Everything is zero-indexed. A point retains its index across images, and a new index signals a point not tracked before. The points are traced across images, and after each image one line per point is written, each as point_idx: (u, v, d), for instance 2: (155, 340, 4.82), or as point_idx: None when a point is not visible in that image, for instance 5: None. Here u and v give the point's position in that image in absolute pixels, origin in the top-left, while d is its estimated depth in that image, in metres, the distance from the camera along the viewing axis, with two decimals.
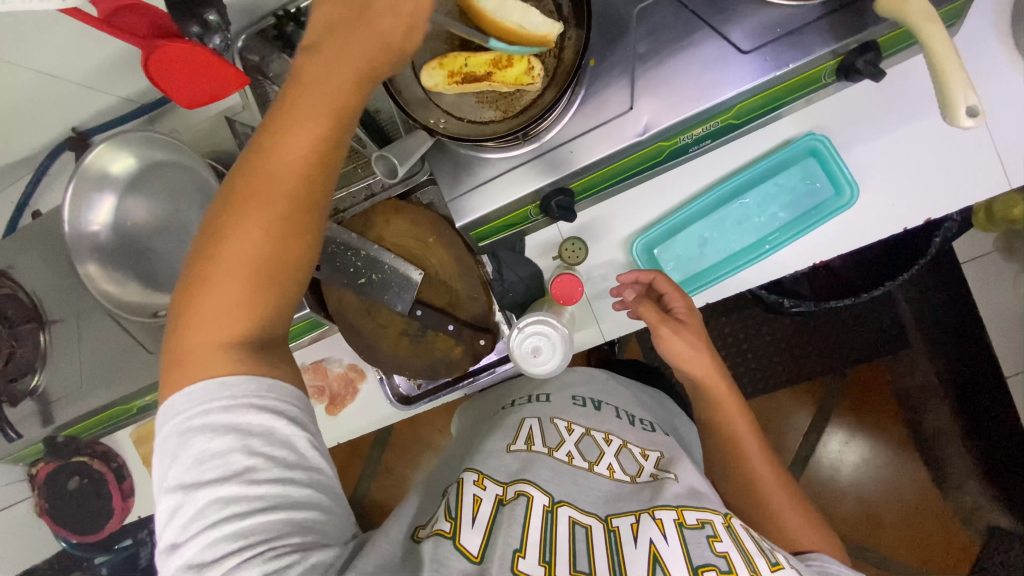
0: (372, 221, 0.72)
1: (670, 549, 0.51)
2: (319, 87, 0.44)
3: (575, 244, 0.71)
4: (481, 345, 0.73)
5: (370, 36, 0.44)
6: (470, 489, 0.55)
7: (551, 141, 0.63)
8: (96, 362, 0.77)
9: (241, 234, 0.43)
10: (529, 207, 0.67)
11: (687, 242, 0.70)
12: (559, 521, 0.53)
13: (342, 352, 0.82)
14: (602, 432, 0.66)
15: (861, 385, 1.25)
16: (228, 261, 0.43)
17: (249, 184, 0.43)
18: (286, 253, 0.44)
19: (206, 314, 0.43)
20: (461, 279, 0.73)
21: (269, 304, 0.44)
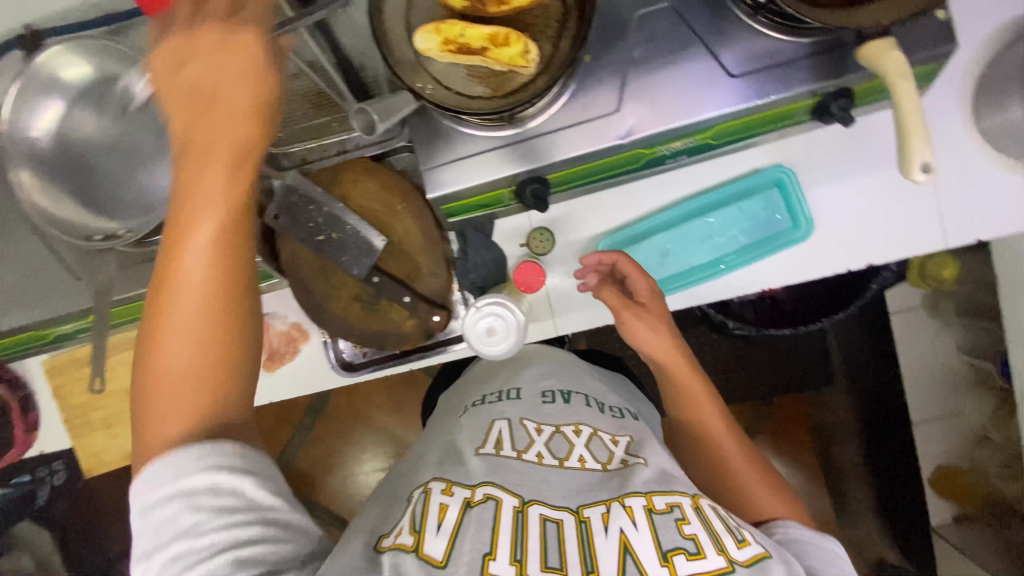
0: (340, 178, 0.70)
1: (639, 538, 0.49)
2: (213, 142, 0.43)
3: (544, 233, 0.72)
4: (435, 322, 0.70)
5: (237, 80, 0.44)
6: (435, 497, 0.52)
7: (535, 129, 0.63)
8: (13, 282, 0.70)
9: (172, 338, 0.42)
10: (503, 190, 0.66)
11: (649, 251, 0.72)
12: (530, 520, 0.50)
13: (288, 308, 0.79)
14: (573, 425, 0.62)
15: (783, 416, 1.32)
16: (164, 375, 0.42)
17: (172, 272, 0.42)
18: (223, 338, 0.43)
19: (155, 416, 0.43)
20: (423, 253, 0.70)
21: (220, 394, 0.44)
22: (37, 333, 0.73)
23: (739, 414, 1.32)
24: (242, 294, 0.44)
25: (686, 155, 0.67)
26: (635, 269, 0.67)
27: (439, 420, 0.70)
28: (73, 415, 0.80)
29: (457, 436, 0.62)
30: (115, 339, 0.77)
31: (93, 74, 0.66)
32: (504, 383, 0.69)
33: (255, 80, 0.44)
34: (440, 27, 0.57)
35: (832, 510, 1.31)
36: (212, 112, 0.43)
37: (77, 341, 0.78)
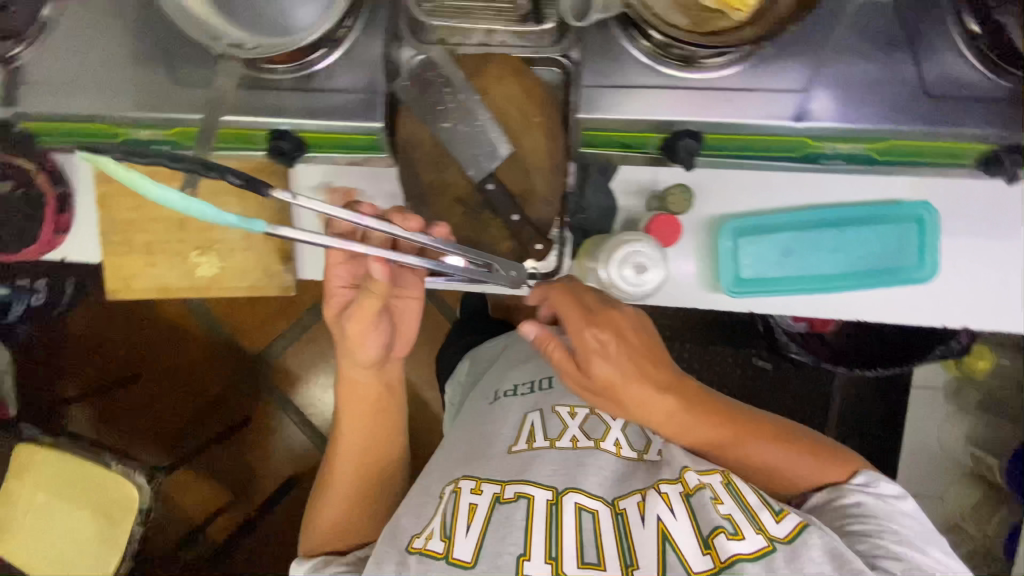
0: (485, 70, 0.64)
1: (677, 525, 0.59)
2: (354, 417, 0.77)
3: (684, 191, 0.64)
4: (535, 250, 0.67)
5: (356, 400, 0.77)
6: (466, 498, 0.65)
7: (711, 82, 0.59)
8: (107, 65, 0.64)
9: (329, 504, 0.76)
10: (654, 136, 0.62)
11: (772, 245, 0.66)
12: (565, 511, 0.62)
13: (378, 191, 0.73)
14: (606, 408, 0.74)
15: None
16: (325, 516, 0.76)
17: (328, 485, 0.77)
18: (370, 467, 0.78)
19: (321, 528, 0.76)
20: (542, 174, 0.65)
21: (370, 496, 0.77)
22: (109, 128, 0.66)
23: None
24: (377, 468, 0.78)
25: (843, 161, 0.64)
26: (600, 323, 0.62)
27: (474, 402, 0.84)
28: (112, 228, 0.73)
29: (499, 425, 0.75)
30: None
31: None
32: (537, 372, 0.81)
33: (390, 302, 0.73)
34: None
35: None
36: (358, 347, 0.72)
37: (145, 154, 0.72)
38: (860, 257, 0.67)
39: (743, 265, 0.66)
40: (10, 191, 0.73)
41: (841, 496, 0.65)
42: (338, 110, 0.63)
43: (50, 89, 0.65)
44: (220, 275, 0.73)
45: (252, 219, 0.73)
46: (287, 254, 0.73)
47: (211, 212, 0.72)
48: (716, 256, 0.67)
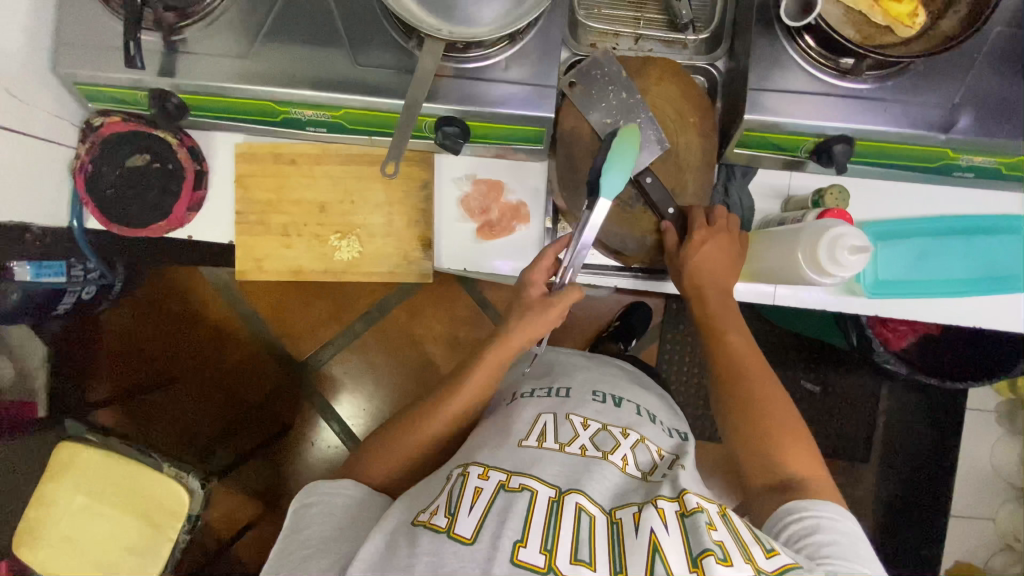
0: (647, 71, 0.68)
1: (670, 540, 0.49)
2: (484, 364, 0.67)
3: (841, 192, 0.65)
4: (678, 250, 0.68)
5: (503, 347, 0.66)
6: (472, 481, 0.55)
7: (866, 93, 0.63)
8: (275, 41, 0.64)
9: (405, 440, 0.65)
10: (808, 140, 0.65)
11: (904, 251, 0.70)
12: (564, 510, 0.52)
13: (518, 183, 0.74)
14: (620, 426, 0.64)
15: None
16: (398, 450, 0.64)
17: (412, 419, 0.66)
18: (458, 418, 0.66)
19: (382, 461, 0.64)
20: (694, 172, 0.68)
21: (440, 441, 0.66)
22: (271, 106, 0.66)
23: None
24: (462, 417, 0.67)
25: (971, 174, 0.68)
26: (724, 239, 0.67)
27: (491, 404, 0.74)
28: (250, 208, 0.73)
29: (507, 421, 0.65)
30: (332, 147, 0.72)
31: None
32: (554, 381, 0.71)
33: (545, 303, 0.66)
34: None
35: None
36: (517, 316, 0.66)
37: (291, 136, 0.72)
38: (981, 264, 0.69)
39: (876, 268, 0.70)
40: (146, 165, 0.72)
41: (814, 531, 0.53)
42: (504, 102, 0.64)
43: (212, 64, 0.64)
44: (358, 259, 0.74)
45: (395, 207, 0.74)
46: (427, 242, 0.75)
47: (355, 197, 0.74)
48: None
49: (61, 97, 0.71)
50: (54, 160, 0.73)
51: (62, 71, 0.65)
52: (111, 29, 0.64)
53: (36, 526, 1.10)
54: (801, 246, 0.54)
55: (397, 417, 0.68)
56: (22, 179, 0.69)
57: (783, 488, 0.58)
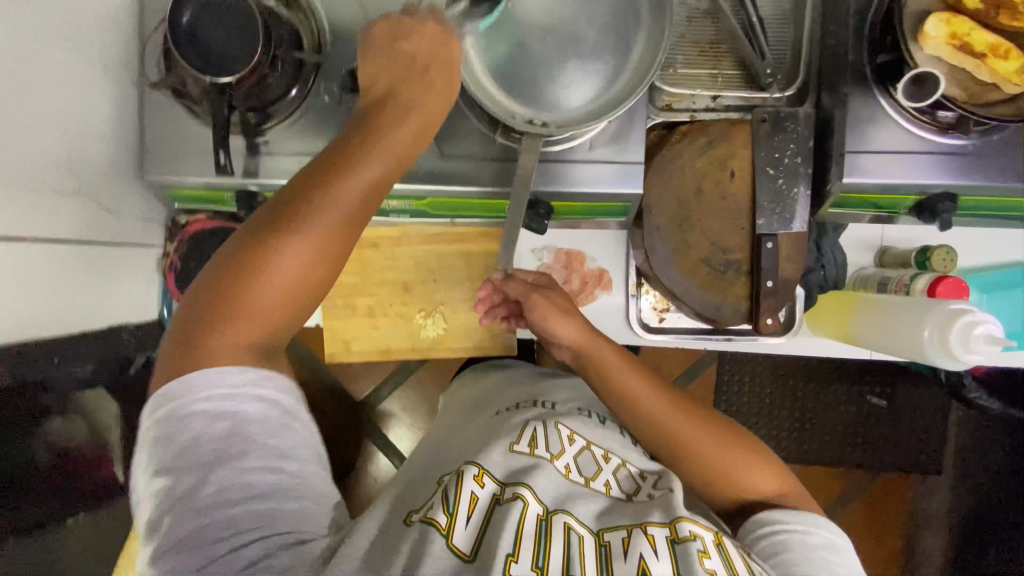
0: (732, 135, 0.66)
1: (660, 567, 0.45)
2: (347, 179, 0.46)
3: (950, 253, 0.64)
4: (766, 325, 0.66)
5: (406, 128, 0.50)
6: (467, 485, 0.49)
7: (971, 148, 0.60)
8: None
9: (280, 264, 0.45)
10: (907, 198, 0.64)
11: (1017, 300, 0.67)
12: (555, 529, 0.47)
13: (599, 251, 0.74)
14: (602, 448, 0.60)
15: (879, 492, 1.40)
16: (257, 287, 0.44)
17: (250, 260, 0.44)
18: (316, 266, 0.46)
19: (242, 317, 0.44)
20: (787, 235, 0.65)
21: (299, 309, 0.47)
22: None
23: (828, 481, 1.39)
24: (338, 252, 0.47)
25: None
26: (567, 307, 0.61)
27: (468, 405, 0.70)
28: (335, 293, 0.73)
29: (495, 430, 0.61)
30: (413, 230, 0.72)
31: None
32: (536, 393, 0.68)
33: (444, 40, 0.52)
34: (952, 19, 0.54)
35: None
36: (410, 86, 0.51)
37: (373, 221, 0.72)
38: None
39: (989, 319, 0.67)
40: None
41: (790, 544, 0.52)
42: (592, 181, 0.63)
43: (299, 164, 0.66)
44: (443, 336, 0.75)
45: (477, 281, 0.74)
46: None
47: (437, 276, 0.74)
48: None
49: (149, 201, 0.73)
50: (146, 260, 0.76)
51: (153, 180, 0.66)
52: (199, 135, 0.65)
53: None
54: (928, 323, 0.58)
55: (191, 307, 0.45)
56: (122, 284, 0.72)
57: (748, 507, 0.57)
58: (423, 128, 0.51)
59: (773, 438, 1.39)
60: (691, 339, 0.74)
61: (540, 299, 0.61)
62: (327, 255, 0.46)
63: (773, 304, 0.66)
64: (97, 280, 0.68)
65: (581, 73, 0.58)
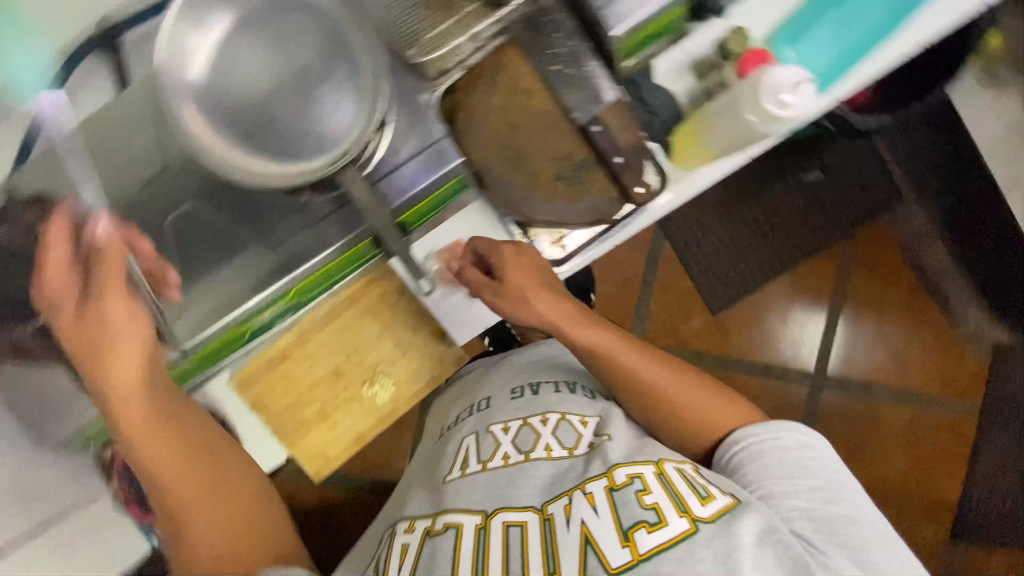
0: (505, 60, 0.66)
1: (601, 523, 0.56)
2: (120, 386, 0.58)
3: (739, 33, 0.66)
4: (639, 194, 0.67)
5: (81, 342, 0.58)
6: (401, 539, 0.64)
7: None
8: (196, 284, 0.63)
9: (185, 487, 0.63)
10: (678, 10, 0.64)
11: (825, 30, 0.67)
12: (492, 531, 0.59)
13: (476, 225, 0.72)
14: (539, 414, 0.70)
15: (868, 248, 1.44)
16: (188, 499, 0.63)
17: (170, 503, 0.63)
18: (200, 462, 0.64)
19: (195, 527, 0.62)
20: (606, 110, 0.66)
21: (229, 483, 0.66)
22: (234, 333, 0.65)
23: (822, 270, 1.44)
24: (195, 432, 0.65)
25: None
26: (548, 297, 0.69)
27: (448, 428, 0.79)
28: (282, 419, 0.72)
29: (443, 453, 0.74)
30: (307, 321, 0.71)
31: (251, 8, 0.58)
32: (478, 395, 0.80)
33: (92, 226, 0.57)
34: None
35: (939, 314, 1.45)
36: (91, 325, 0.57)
37: (269, 335, 0.71)
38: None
39: (812, 65, 0.68)
40: None
41: (752, 450, 0.63)
42: (416, 180, 0.63)
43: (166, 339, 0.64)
44: (398, 391, 0.74)
45: (393, 326, 0.73)
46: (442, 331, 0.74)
47: (356, 344, 0.72)
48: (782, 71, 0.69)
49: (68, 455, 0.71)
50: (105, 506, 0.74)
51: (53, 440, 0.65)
52: (59, 378, 0.63)
53: None
54: (747, 109, 0.60)
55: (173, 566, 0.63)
56: None
57: (720, 442, 0.67)
58: (143, 363, 0.59)
59: (751, 267, 1.42)
60: (599, 245, 0.72)
61: (488, 294, 0.68)
62: (190, 457, 0.63)
63: (633, 174, 0.67)
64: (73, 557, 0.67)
65: (336, 97, 0.58)
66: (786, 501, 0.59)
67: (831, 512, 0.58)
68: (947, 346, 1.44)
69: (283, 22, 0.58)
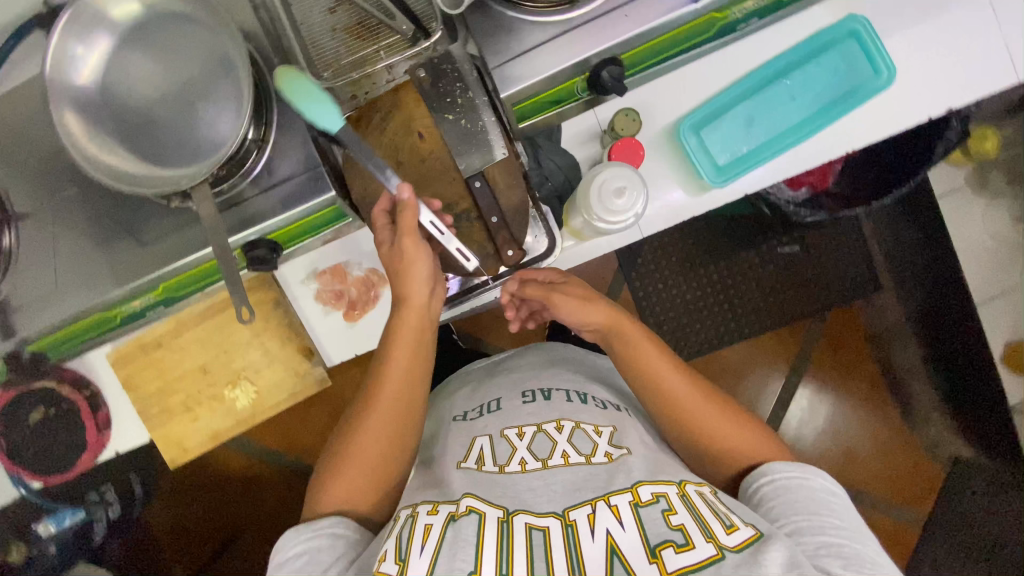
0: (403, 101, 0.67)
1: (626, 536, 0.47)
2: None
3: (630, 113, 0.65)
4: (509, 257, 0.68)
5: None
6: (421, 520, 0.51)
7: (600, 8, 0.60)
8: (73, 263, 0.66)
9: None
10: (576, 81, 0.64)
11: (734, 121, 0.66)
12: (515, 530, 0.49)
13: (361, 253, 0.74)
14: (553, 420, 0.61)
15: (834, 330, 1.37)
16: None
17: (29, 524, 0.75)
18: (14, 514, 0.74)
19: None
20: (493, 166, 0.66)
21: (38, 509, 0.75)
22: (104, 315, 0.69)
23: (783, 344, 1.38)
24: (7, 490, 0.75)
25: (756, 18, 0.64)
26: (579, 298, 0.65)
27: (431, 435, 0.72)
28: (146, 403, 0.75)
29: (445, 455, 0.63)
30: (184, 315, 0.74)
31: (145, 11, 0.60)
32: (484, 397, 0.70)
33: None
34: None
35: (899, 415, 1.36)
36: None
37: (147, 321, 0.74)
38: (812, 106, 0.66)
39: (715, 155, 0.66)
40: (46, 415, 0.77)
41: (787, 487, 0.54)
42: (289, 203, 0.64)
43: (38, 310, 0.67)
44: (258, 399, 0.76)
45: (265, 335, 0.76)
46: (309, 350, 0.76)
47: (228, 346, 0.75)
48: (687, 158, 0.66)
49: None
50: None
51: None
52: None
53: None
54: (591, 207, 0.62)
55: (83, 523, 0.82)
56: None
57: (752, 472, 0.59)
58: None
59: (707, 330, 1.37)
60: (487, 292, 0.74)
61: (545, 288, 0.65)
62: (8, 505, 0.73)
63: (511, 231, 0.67)
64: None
65: (215, 113, 0.60)
66: (817, 535, 0.49)
67: (860, 551, 0.49)
68: (904, 450, 1.36)
69: (176, 30, 0.60)
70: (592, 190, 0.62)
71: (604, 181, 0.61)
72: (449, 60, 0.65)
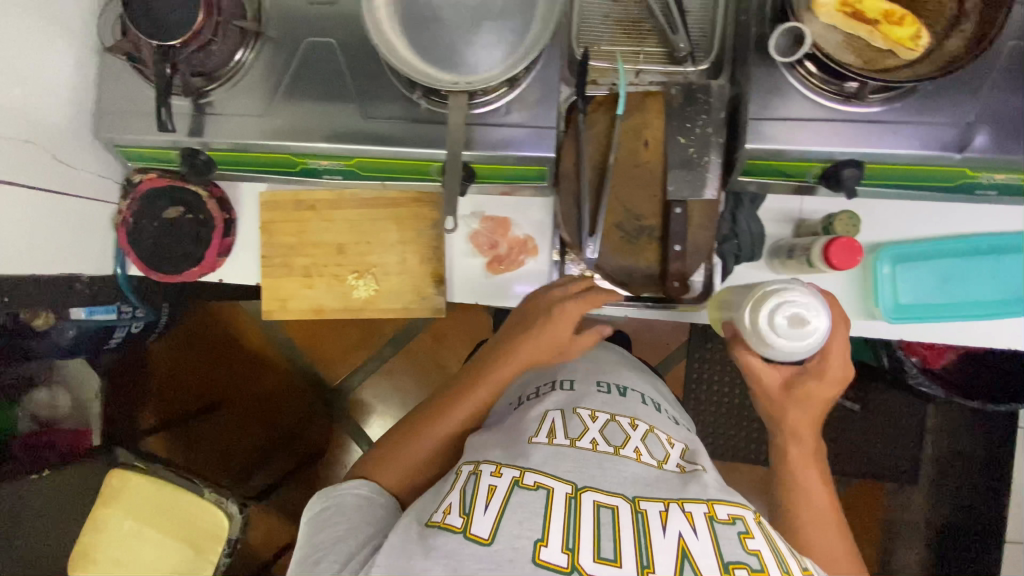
0: (646, 106, 0.68)
1: (699, 544, 0.49)
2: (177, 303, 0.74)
3: (852, 218, 0.66)
4: (672, 287, 0.68)
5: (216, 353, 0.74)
6: (485, 479, 0.54)
7: (868, 116, 0.63)
8: (291, 102, 0.69)
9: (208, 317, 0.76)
10: (815, 165, 0.65)
11: (929, 274, 0.67)
12: (582, 506, 0.52)
13: (529, 218, 0.76)
14: (628, 417, 0.63)
15: (853, 500, 1.36)
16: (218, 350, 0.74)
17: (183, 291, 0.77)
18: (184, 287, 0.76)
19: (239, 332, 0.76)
20: (698, 202, 0.67)
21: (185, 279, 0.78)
22: (291, 159, 0.71)
23: None
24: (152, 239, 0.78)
25: (995, 191, 0.64)
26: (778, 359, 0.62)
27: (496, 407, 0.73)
28: (272, 252, 0.77)
29: (517, 421, 0.64)
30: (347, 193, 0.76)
31: None
32: (556, 372, 0.71)
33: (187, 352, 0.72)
34: None
35: None
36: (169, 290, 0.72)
37: (316, 181, 0.77)
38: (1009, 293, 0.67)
39: (899, 295, 0.67)
40: (180, 216, 0.78)
41: None
42: (509, 144, 0.66)
43: (239, 124, 0.70)
44: (374, 296, 0.77)
45: (408, 245, 0.77)
46: (439, 278, 0.77)
47: (370, 238, 0.77)
48: (871, 285, 0.68)
49: (105, 158, 0.78)
50: (100, 217, 0.80)
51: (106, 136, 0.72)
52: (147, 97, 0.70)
53: (90, 550, 1.17)
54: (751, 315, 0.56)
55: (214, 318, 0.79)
56: (77, 237, 0.77)
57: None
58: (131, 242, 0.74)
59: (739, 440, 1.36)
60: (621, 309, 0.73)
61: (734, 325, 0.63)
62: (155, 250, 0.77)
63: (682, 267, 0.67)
64: (60, 234, 0.74)
65: (495, 37, 0.63)
66: None
67: None
68: None
69: None
70: (763, 288, 0.56)
71: (802, 296, 0.55)
72: (709, 91, 0.68)
